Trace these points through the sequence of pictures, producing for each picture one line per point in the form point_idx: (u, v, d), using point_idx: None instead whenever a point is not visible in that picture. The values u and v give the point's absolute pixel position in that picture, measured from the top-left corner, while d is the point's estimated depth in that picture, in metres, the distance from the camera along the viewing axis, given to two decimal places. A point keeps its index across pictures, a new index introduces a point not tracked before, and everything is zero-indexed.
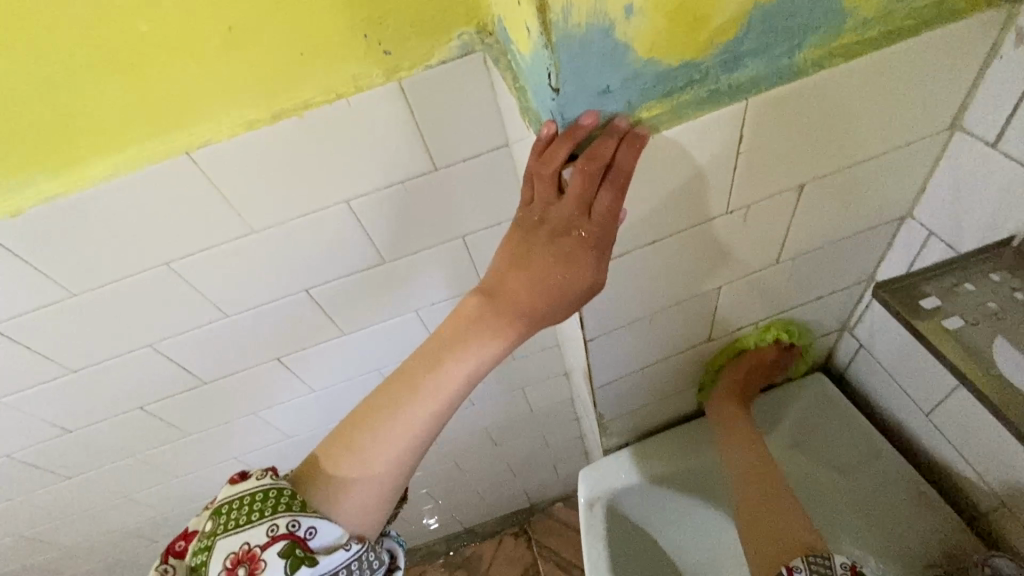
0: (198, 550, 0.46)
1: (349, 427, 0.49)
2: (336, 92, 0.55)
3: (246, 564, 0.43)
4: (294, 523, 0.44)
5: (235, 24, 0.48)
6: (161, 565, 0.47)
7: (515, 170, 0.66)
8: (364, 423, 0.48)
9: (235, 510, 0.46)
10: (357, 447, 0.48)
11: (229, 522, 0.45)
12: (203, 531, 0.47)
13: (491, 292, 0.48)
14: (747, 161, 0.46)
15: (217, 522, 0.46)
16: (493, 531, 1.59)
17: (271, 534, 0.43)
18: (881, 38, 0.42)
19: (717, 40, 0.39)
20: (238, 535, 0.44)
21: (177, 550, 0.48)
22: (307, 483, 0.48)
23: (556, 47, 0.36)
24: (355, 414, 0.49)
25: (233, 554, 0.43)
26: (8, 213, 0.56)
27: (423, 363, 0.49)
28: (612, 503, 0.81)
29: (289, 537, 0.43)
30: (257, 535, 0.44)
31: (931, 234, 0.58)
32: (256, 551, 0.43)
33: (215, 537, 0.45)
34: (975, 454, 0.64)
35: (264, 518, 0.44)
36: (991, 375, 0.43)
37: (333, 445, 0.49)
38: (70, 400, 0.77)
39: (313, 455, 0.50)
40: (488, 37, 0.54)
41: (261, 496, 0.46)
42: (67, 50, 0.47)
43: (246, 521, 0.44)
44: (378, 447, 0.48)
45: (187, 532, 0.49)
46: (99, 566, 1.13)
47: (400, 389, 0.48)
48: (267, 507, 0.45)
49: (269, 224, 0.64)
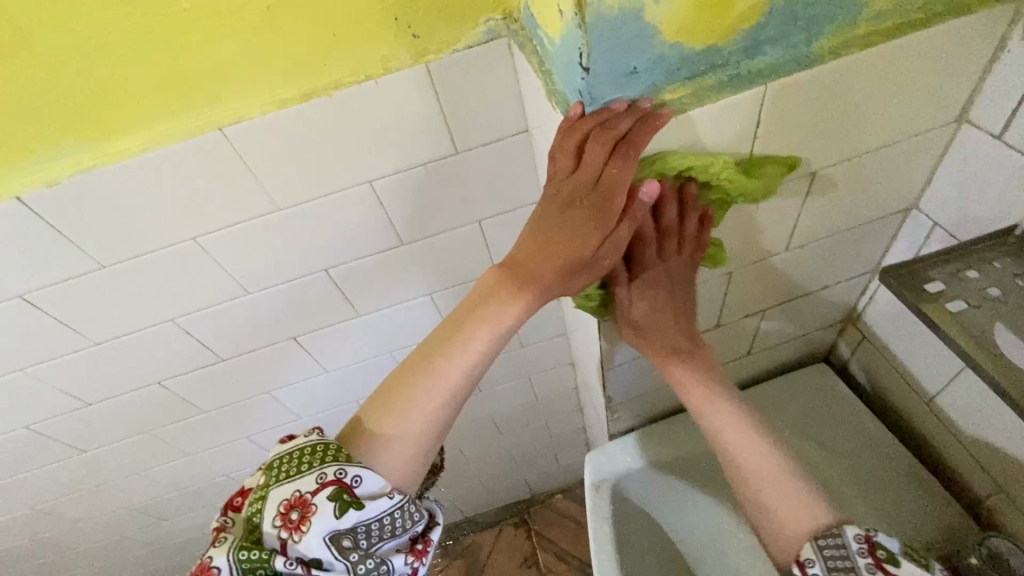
0: (253, 500, 0.49)
1: (384, 389, 0.53)
2: (365, 73, 0.57)
3: (298, 509, 0.47)
4: (341, 471, 0.48)
5: (274, 4, 0.50)
6: (220, 517, 0.51)
7: (532, 156, 0.68)
8: (401, 383, 0.52)
9: (286, 463, 0.50)
10: (396, 405, 0.51)
11: (281, 473, 0.49)
12: (256, 485, 0.51)
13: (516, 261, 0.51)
14: (764, 146, 0.48)
15: (270, 475, 0.50)
16: (493, 521, 1.61)
17: (320, 481, 0.47)
18: (894, 29, 0.44)
19: (740, 26, 0.41)
20: (291, 483, 0.48)
21: (234, 505, 0.52)
22: (350, 440, 0.52)
23: (590, 27, 0.38)
24: (395, 375, 0.53)
25: (286, 500, 0.47)
26: (44, 183, 0.58)
27: (455, 328, 0.52)
28: (617, 486, 0.83)
29: (337, 483, 0.47)
30: (307, 483, 0.48)
31: (936, 225, 0.60)
32: (307, 497, 0.47)
33: (269, 487, 0.49)
34: (974, 440, 0.66)
35: (313, 469, 0.48)
36: (994, 355, 0.45)
37: (373, 403, 0.53)
38: (91, 373, 0.79)
39: (357, 416, 0.53)
40: (513, 23, 0.56)
41: (310, 449, 0.50)
42: (113, 24, 0.49)
43: (297, 471, 0.49)
44: (410, 404, 0.51)
45: (243, 488, 0.52)
46: (107, 542, 1.15)
47: (429, 351, 0.52)
48: (315, 459, 0.49)
49: (293, 202, 0.66)
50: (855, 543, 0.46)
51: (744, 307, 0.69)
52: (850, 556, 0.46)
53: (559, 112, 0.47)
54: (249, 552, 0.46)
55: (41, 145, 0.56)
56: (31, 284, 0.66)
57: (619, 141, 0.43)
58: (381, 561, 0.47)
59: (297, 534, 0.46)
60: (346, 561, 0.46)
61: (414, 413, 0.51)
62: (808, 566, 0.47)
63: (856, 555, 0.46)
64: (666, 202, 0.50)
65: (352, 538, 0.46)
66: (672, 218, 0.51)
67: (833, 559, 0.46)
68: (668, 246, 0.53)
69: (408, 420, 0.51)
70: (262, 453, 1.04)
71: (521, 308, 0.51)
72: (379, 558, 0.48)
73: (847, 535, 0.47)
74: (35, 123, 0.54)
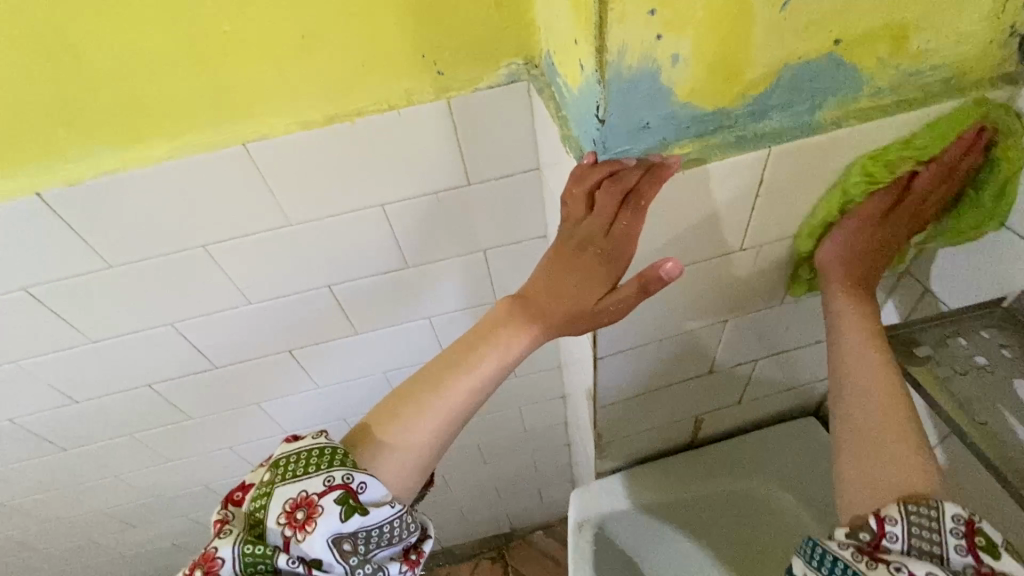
0: (257, 496, 0.49)
1: (392, 404, 0.54)
2: (390, 103, 0.60)
3: (304, 509, 0.47)
4: (348, 476, 0.48)
5: (309, 33, 0.53)
6: (222, 510, 0.51)
7: (541, 193, 0.70)
8: (410, 396, 0.53)
9: (293, 462, 0.50)
10: (403, 418, 0.52)
11: (287, 472, 0.49)
12: (261, 480, 0.51)
13: (532, 292, 0.54)
14: (763, 205, 0.50)
15: (275, 473, 0.50)
16: (471, 553, 1.58)
17: (327, 484, 0.47)
18: (894, 106, 0.47)
19: (748, 92, 0.44)
20: (297, 483, 0.48)
21: (235, 499, 0.52)
22: (356, 445, 0.52)
23: (608, 82, 0.41)
24: (401, 390, 0.54)
25: (292, 498, 0.47)
26: (65, 181, 0.59)
27: (466, 350, 0.54)
28: (600, 526, 0.82)
29: (344, 487, 0.47)
30: (314, 484, 0.47)
31: (926, 292, 0.62)
32: (314, 498, 0.47)
33: (273, 485, 0.49)
34: (957, 505, 0.66)
35: (320, 471, 0.48)
36: (977, 425, 0.48)
37: (380, 412, 0.54)
38: (83, 370, 0.79)
39: (364, 421, 0.54)
40: (534, 69, 0.59)
41: (317, 452, 0.49)
42: (155, 38, 0.51)
43: (303, 472, 0.48)
44: (418, 418, 0.52)
45: (244, 484, 0.53)
46: (72, 546, 1.12)
47: (440, 371, 0.54)
48: (322, 462, 0.49)
49: (306, 218, 0.67)
50: (951, 521, 0.41)
51: (738, 356, 0.70)
52: (940, 534, 0.41)
53: (572, 156, 0.50)
54: (254, 546, 0.46)
55: (68, 144, 0.57)
56: (38, 278, 0.67)
57: (628, 194, 0.46)
58: (935, 549, 0.41)
59: (301, 533, 0.46)
60: (345, 564, 0.46)
61: (420, 429, 0.52)
62: (886, 524, 0.43)
63: (948, 534, 0.41)
64: (970, 152, 0.48)
65: (352, 542, 0.47)
66: (949, 160, 0.49)
67: (918, 527, 0.42)
68: (938, 192, 0.51)
69: (414, 434, 0.52)
70: (244, 465, 1.02)
71: (532, 341, 0.53)
72: (941, 540, 0.41)
73: (944, 512, 0.42)
74: (69, 124, 0.56)
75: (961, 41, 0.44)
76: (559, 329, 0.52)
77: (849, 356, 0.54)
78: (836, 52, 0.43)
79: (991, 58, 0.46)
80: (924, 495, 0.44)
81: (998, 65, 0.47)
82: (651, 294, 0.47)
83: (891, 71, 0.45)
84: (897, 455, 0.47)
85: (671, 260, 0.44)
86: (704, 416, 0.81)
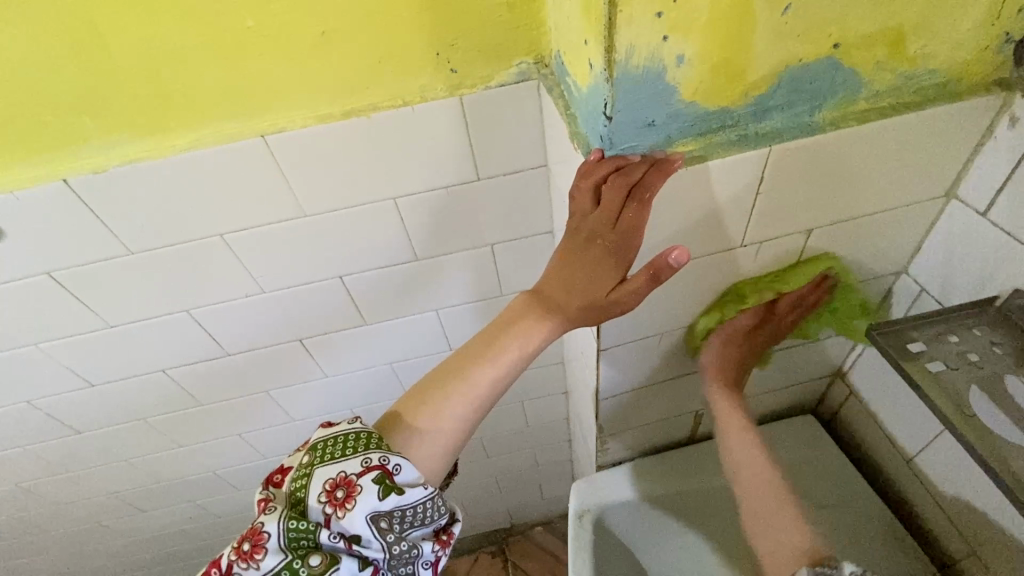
0: (297, 477, 0.51)
1: (418, 393, 0.56)
2: (404, 99, 0.62)
3: (343, 488, 0.49)
4: (384, 458, 0.50)
5: (327, 30, 0.55)
6: (263, 490, 0.53)
7: (547, 189, 0.72)
8: (435, 384, 0.56)
9: (331, 445, 0.52)
10: (430, 403, 0.55)
11: (326, 454, 0.51)
12: (299, 463, 0.53)
13: (548, 287, 0.55)
14: (764, 202, 0.52)
15: (314, 455, 0.52)
16: (471, 547, 1.59)
17: (364, 464, 0.50)
18: (890, 108, 0.48)
19: (750, 92, 0.45)
20: (336, 464, 0.50)
21: (275, 480, 0.54)
22: (387, 429, 0.55)
23: (615, 81, 0.43)
24: (425, 380, 0.57)
25: (332, 478, 0.49)
26: (92, 169, 0.62)
27: (488, 341, 0.56)
28: (600, 517, 0.84)
29: (381, 468, 0.49)
30: (352, 465, 0.50)
31: (924, 290, 0.63)
32: (352, 478, 0.49)
33: (312, 466, 0.51)
34: (950, 501, 0.68)
35: (357, 453, 0.51)
36: (969, 418, 0.49)
37: (408, 399, 0.56)
38: (100, 354, 0.81)
39: (390, 409, 0.56)
40: (544, 68, 0.61)
41: (354, 436, 0.52)
42: (184, 34, 0.54)
43: (342, 453, 0.51)
44: (445, 403, 0.55)
45: (284, 467, 0.55)
46: (82, 529, 1.14)
47: (463, 361, 0.56)
48: (359, 445, 0.51)
49: (320, 210, 0.69)
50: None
51: None
52: None
53: (579, 152, 0.52)
54: (297, 522, 0.48)
55: (98, 134, 0.60)
56: (59, 262, 0.69)
57: (633, 188, 0.47)
58: None
59: (341, 511, 0.48)
60: (382, 541, 0.49)
61: (448, 412, 0.55)
62: None
63: None
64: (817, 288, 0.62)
65: (388, 520, 0.49)
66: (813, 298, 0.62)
67: None
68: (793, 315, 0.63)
69: (441, 418, 0.54)
70: (252, 452, 1.05)
71: (550, 331, 0.55)
72: None
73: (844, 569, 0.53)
74: (99, 115, 0.58)
75: (957, 46, 0.46)
76: (577, 320, 0.54)
77: (735, 451, 0.68)
78: (835, 55, 0.44)
79: (984, 63, 0.48)
80: (828, 558, 0.55)
81: (993, 70, 0.48)
82: (662, 283, 0.48)
83: (889, 74, 0.47)
84: (786, 523, 0.60)
85: (675, 250, 0.46)
86: (704, 411, 0.83)
